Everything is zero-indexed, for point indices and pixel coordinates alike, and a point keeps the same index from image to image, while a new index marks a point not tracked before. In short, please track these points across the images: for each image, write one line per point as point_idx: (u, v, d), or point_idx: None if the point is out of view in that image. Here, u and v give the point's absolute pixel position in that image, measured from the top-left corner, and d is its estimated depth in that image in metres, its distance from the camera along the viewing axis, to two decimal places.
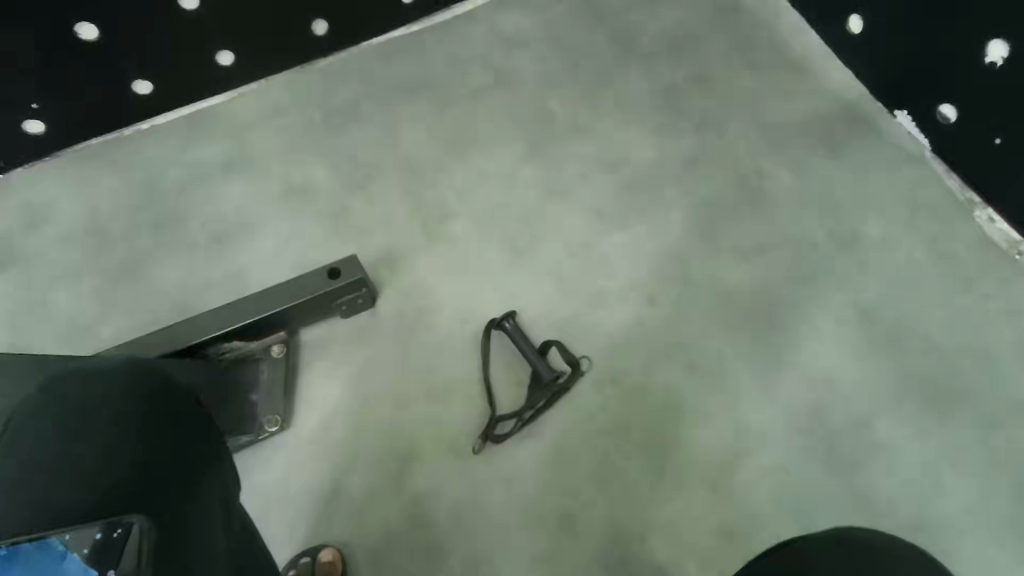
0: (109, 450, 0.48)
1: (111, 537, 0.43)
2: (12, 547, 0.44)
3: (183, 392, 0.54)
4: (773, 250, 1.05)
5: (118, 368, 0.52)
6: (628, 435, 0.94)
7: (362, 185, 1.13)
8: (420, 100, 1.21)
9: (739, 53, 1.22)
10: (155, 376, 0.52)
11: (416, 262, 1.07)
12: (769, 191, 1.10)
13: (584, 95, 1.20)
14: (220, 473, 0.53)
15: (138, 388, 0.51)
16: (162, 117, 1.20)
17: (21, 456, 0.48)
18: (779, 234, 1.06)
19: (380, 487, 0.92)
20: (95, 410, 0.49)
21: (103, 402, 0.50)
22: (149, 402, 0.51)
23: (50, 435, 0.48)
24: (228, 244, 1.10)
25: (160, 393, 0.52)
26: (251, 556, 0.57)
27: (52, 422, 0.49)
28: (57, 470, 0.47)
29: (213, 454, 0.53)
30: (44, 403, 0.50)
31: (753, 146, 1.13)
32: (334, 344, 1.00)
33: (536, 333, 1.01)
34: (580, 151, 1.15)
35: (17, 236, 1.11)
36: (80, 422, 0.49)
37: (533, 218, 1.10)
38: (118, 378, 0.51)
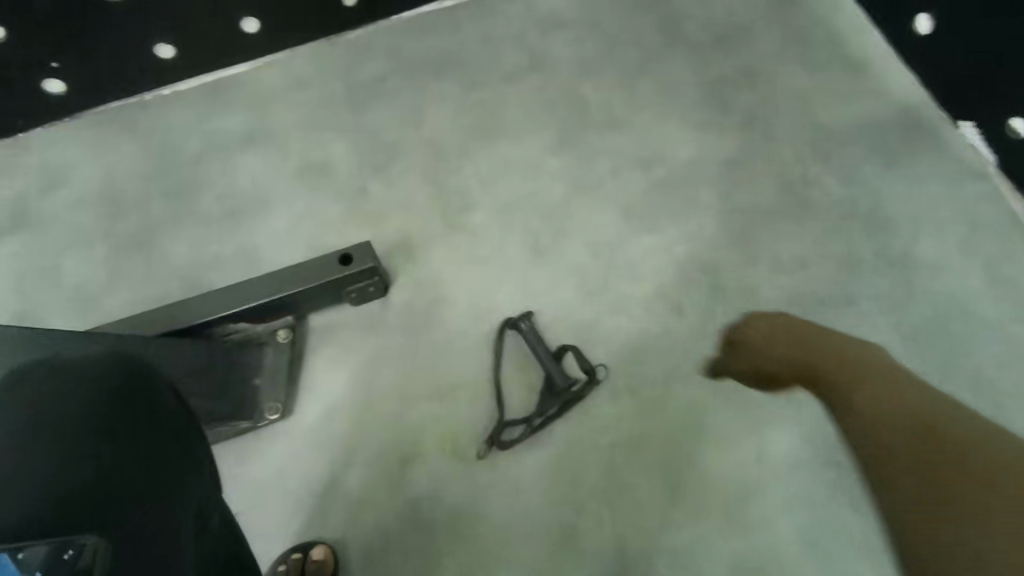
0: (71, 448, 0.43)
1: (61, 559, 0.39)
2: None
3: (165, 380, 0.50)
4: (814, 265, 0.98)
5: (93, 358, 0.48)
6: (643, 452, 0.89)
7: (381, 166, 1.08)
8: (448, 81, 1.15)
9: (792, 48, 1.13)
10: (133, 363, 0.49)
11: (432, 251, 1.02)
12: (814, 201, 1.02)
13: (621, 85, 1.13)
14: (199, 470, 0.49)
15: (110, 378, 0.47)
16: (184, 83, 1.17)
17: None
18: (820, 248, 0.99)
19: (379, 485, 0.88)
20: (61, 404, 0.45)
21: (72, 391, 0.46)
22: (122, 393, 0.47)
23: (6, 428, 0.44)
24: (241, 219, 1.06)
25: (135, 383, 0.48)
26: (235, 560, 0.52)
27: (10, 412, 0.44)
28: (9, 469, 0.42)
29: (192, 451, 0.49)
30: (3, 392, 0.46)
31: (799, 149, 1.06)
32: (341, 332, 0.97)
33: (553, 334, 0.96)
34: (613, 145, 1.09)
35: (32, 199, 1.09)
36: (43, 411, 0.44)
37: (557, 213, 1.04)
38: (90, 365, 0.47)
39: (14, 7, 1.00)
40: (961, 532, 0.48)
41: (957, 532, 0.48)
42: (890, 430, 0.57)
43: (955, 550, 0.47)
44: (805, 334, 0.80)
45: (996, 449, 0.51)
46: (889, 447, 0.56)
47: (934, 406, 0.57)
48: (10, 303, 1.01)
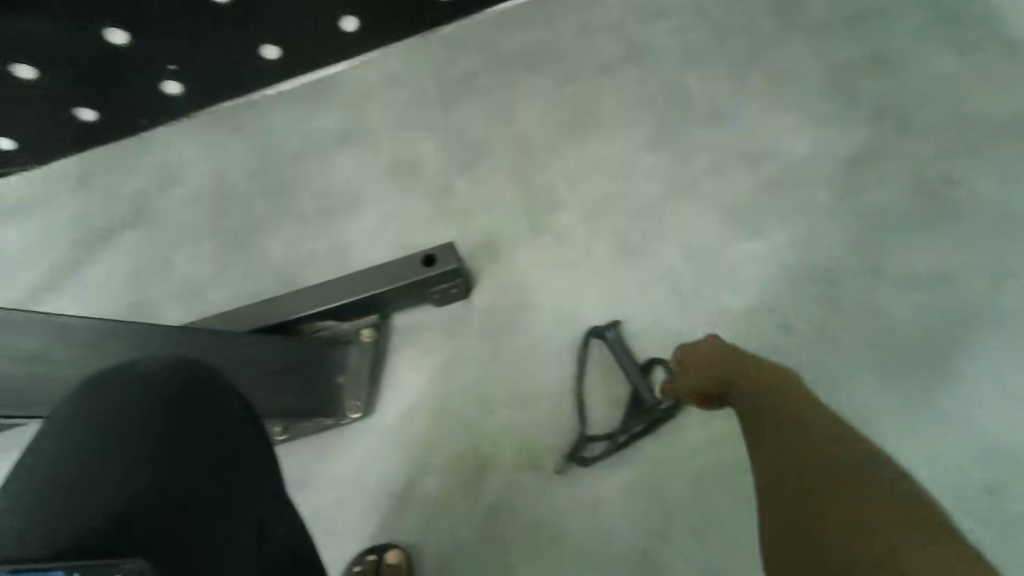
0: (131, 469, 0.44)
1: None
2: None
3: (228, 386, 0.51)
4: (956, 281, 0.85)
5: (160, 379, 0.49)
6: (740, 481, 0.81)
7: (469, 164, 1.06)
8: (541, 75, 1.11)
9: (939, 26, 0.99)
10: (198, 384, 0.50)
11: (517, 252, 0.98)
12: (959, 203, 0.88)
13: (728, 75, 1.04)
14: (259, 474, 0.49)
15: (175, 386, 0.49)
16: (288, 83, 1.21)
17: (43, 456, 0.45)
18: (964, 258, 0.86)
19: (455, 492, 0.86)
20: (126, 425, 0.46)
21: (138, 398, 0.48)
22: (184, 400, 0.49)
23: (76, 434, 0.46)
24: (333, 217, 1.08)
25: (197, 390, 0.50)
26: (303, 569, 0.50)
27: (81, 417, 0.47)
28: (76, 474, 0.44)
29: (252, 458, 0.49)
30: (79, 399, 0.48)
31: (943, 144, 0.92)
32: (424, 333, 0.96)
33: (641, 345, 0.90)
34: (717, 141, 1.00)
35: (151, 195, 1.17)
36: (111, 417, 0.47)
37: (652, 215, 0.97)
38: (157, 374, 0.50)
39: (134, 17, 1.02)
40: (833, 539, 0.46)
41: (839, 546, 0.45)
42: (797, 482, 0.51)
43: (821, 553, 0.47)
44: (748, 382, 0.67)
45: (818, 415, 0.58)
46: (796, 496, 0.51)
47: (847, 445, 0.53)
48: (128, 293, 1.09)
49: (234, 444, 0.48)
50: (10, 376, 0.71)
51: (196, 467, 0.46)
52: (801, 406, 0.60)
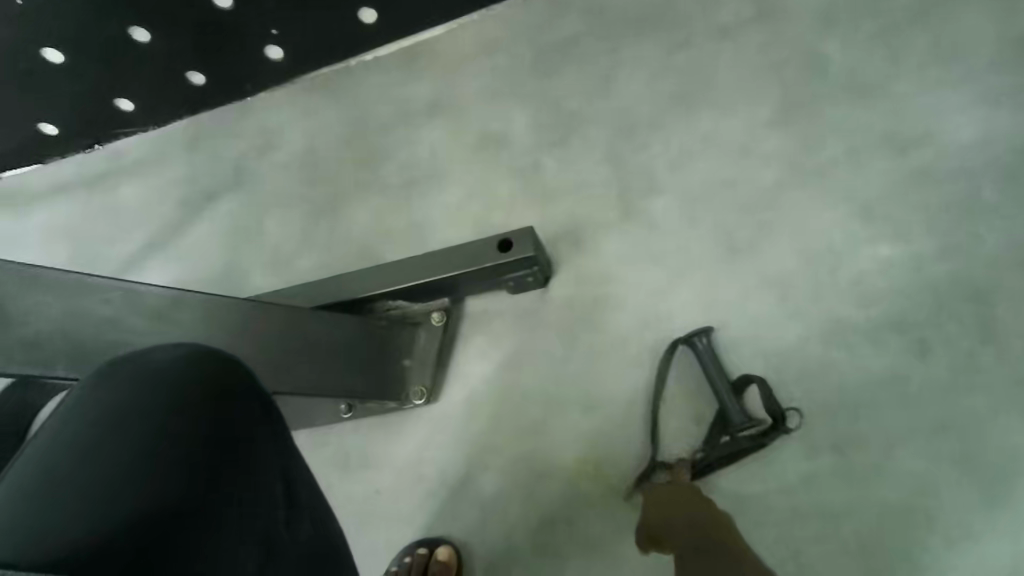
0: (137, 462, 0.42)
1: None
2: None
3: (243, 376, 0.49)
4: None
5: (177, 371, 0.47)
6: (837, 530, 0.69)
7: (560, 140, 0.98)
8: (650, 39, 0.99)
9: None
10: (215, 378, 0.48)
11: (603, 241, 0.89)
12: None
13: (877, 42, 0.87)
14: (271, 469, 0.47)
15: (184, 376, 0.47)
16: (385, 48, 1.17)
17: (37, 448, 0.42)
18: None
19: (512, 495, 0.81)
20: (138, 416, 0.44)
21: (146, 388, 0.46)
22: (195, 391, 0.46)
23: (77, 425, 0.43)
24: (417, 191, 1.04)
25: (210, 380, 0.47)
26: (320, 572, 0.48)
27: (83, 408, 0.45)
28: (73, 467, 0.41)
29: (267, 463, 0.47)
30: (92, 389, 0.46)
31: None
32: (495, 321, 0.90)
33: (735, 358, 0.78)
34: (854, 121, 0.84)
35: (251, 159, 1.19)
36: (115, 408, 0.44)
37: (761, 207, 0.84)
38: (167, 364, 0.48)
39: None
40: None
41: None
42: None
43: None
44: None
45: None
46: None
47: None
48: (223, 254, 1.13)
49: (245, 439, 0.46)
50: (86, 341, 0.73)
51: (205, 462, 0.43)
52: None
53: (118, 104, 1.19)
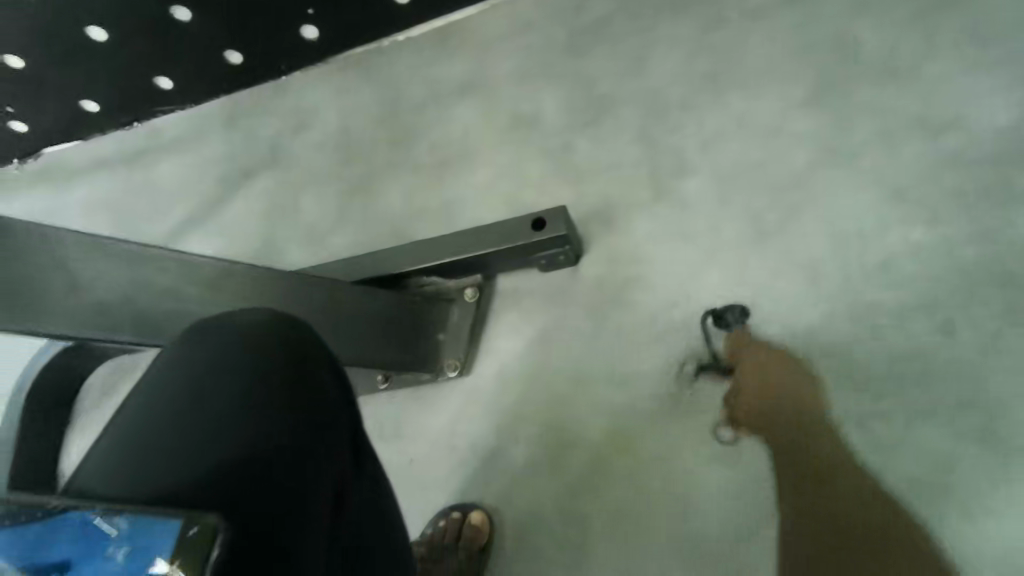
0: (225, 418, 0.44)
1: (186, 536, 0.35)
2: (95, 513, 0.37)
3: (318, 349, 0.52)
4: None
5: (260, 336, 0.50)
6: (862, 503, 0.70)
7: (592, 120, 0.99)
8: (682, 21, 1.00)
9: None
10: (294, 344, 0.50)
11: (632, 221, 0.91)
12: None
13: (911, 26, 0.87)
14: (341, 434, 0.49)
15: (266, 340, 0.50)
16: (418, 30, 1.20)
17: (137, 402, 0.46)
18: None
19: (543, 465, 0.84)
20: (225, 376, 0.47)
21: (233, 351, 0.49)
22: (275, 354, 0.49)
23: (171, 383, 0.47)
24: (449, 169, 1.07)
25: (289, 346, 0.50)
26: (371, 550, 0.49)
27: (177, 367, 0.48)
28: (168, 421, 0.44)
29: (337, 426, 0.49)
30: (185, 348, 0.49)
31: None
32: (527, 298, 0.93)
33: (759, 336, 0.81)
34: (885, 105, 0.85)
35: (286, 137, 1.23)
36: (203, 370, 0.47)
37: (790, 190, 0.85)
38: (250, 327, 0.51)
39: None
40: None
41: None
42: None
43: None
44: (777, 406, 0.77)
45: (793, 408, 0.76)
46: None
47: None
48: (259, 230, 1.17)
49: (318, 402, 0.49)
50: (149, 309, 0.76)
51: (285, 422, 0.46)
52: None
53: (157, 81, 1.22)
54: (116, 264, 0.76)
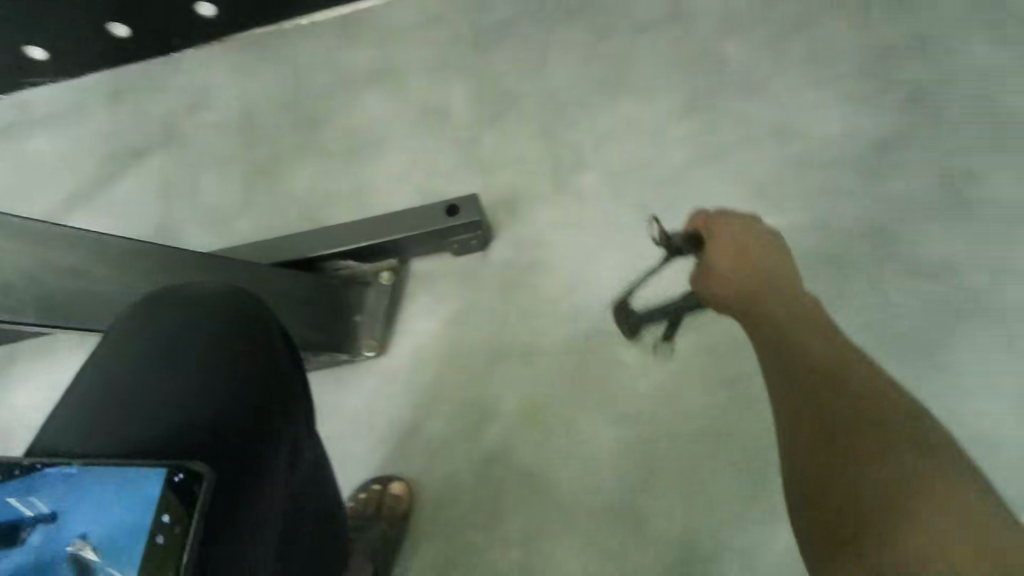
0: (193, 382, 0.49)
1: (174, 481, 0.41)
2: (81, 469, 0.42)
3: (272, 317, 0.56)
4: (981, 253, 0.87)
5: (219, 305, 0.54)
6: (728, 448, 0.84)
7: (498, 114, 1.06)
8: (578, 28, 1.09)
9: None
10: (251, 313, 0.54)
11: (537, 209, 1.00)
12: (983, 182, 0.90)
13: (767, 48, 1.03)
14: (297, 394, 0.54)
15: (224, 310, 0.54)
16: (322, 14, 1.20)
17: (103, 370, 0.50)
18: (984, 240, 0.87)
19: (458, 435, 0.91)
20: (189, 344, 0.51)
21: (193, 321, 0.52)
22: (234, 322, 0.53)
23: (137, 351, 0.51)
24: (358, 156, 1.09)
25: (246, 314, 0.54)
26: (313, 497, 0.56)
27: (140, 335, 0.51)
28: (139, 386, 0.48)
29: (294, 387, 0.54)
30: (145, 318, 0.53)
31: (991, 108, 0.93)
32: (440, 281, 0.98)
33: (647, 309, 0.91)
34: (747, 115, 0.99)
35: (180, 117, 1.18)
36: (167, 339, 0.51)
37: (672, 185, 0.98)
38: (207, 298, 0.54)
39: None
40: (840, 475, 0.43)
41: (815, 476, 0.44)
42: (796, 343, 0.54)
43: (835, 523, 0.42)
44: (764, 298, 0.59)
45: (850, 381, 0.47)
46: (806, 375, 0.50)
47: (840, 361, 0.50)
48: (153, 213, 1.12)
49: (277, 365, 0.53)
50: (56, 286, 0.80)
51: (248, 383, 0.50)
52: (794, 322, 0.56)
53: (29, 51, 1.15)
54: (5, 237, 0.78)
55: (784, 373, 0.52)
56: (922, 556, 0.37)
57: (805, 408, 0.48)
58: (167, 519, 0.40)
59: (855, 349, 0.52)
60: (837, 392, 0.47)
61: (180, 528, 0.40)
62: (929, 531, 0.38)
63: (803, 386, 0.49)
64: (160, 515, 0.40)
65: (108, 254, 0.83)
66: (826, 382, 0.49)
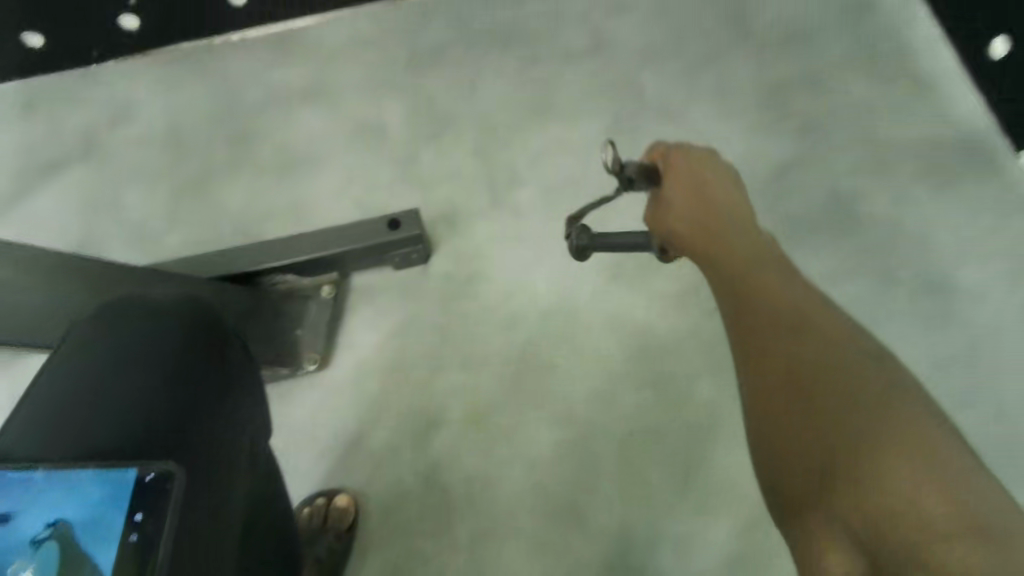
0: (155, 387, 0.53)
1: (145, 482, 0.47)
2: (46, 474, 0.47)
3: (226, 320, 0.59)
4: (870, 260, 0.96)
5: (175, 312, 0.57)
6: (657, 444, 0.90)
7: (435, 133, 1.10)
8: (507, 53, 1.14)
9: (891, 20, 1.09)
10: (206, 319, 0.58)
11: (474, 224, 1.04)
12: (867, 198, 0.99)
13: (679, 78, 1.10)
14: (253, 394, 0.59)
15: (179, 317, 0.57)
16: (252, 31, 1.19)
17: (67, 377, 0.54)
18: (872, 250, 0.97)
19: (403, 445, 0.92)
20: (148, 351, 0.55)
21: (151, 329, 0.56)
22: (190, 328, 0.57)
23: (99, 359, 0.54)
24: (294, 173, 1.10)
25: (202, 319, 0.58)
26: (271, 484, 0.62)
27: (100, 344, 0.55)
28: (103, 392, 0.52)
29: (250, 387, 0.58)
30: (105, 326, 0.56)
31: (877, 129, 1.03)
32: (381, 294, 1.00)
33: (581, 318, 0.97)
34: (664, 137, 1.07)
35: (102, 132, 1.15)
36: (126, 346, 0.55)
37: (599, 202, 1.04)
38: (164, 306, 0.58)
39: None
40: (826, 439, 0.41)
41: (798, 440, 0.42)
42: (759, 297, 0.51)
43: (828, 490, 0.40)
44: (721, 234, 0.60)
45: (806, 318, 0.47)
46: (774, 331, 0.47)
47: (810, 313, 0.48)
48: (77, 231, 1.09)
49: (232, 368, 0.57)
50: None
51: (206, 386, 0.54)
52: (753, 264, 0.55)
53: None
54: None
55: (751, 323, 0.49)
56: (929, 542, 0.36)
57: (778, 366, 0.46)
58: (139, 517, 0.46)
59: (825, 298, 0.51)
60: (811, 350, 0.45)
61: (154, 524, 0.46)
62: (928, 499, 0.37)
63: (768, 345, 0.47)
64: (133, 513, 0.46)
65: (47, 268, 0.85)
66: (798, 339, 0.46)
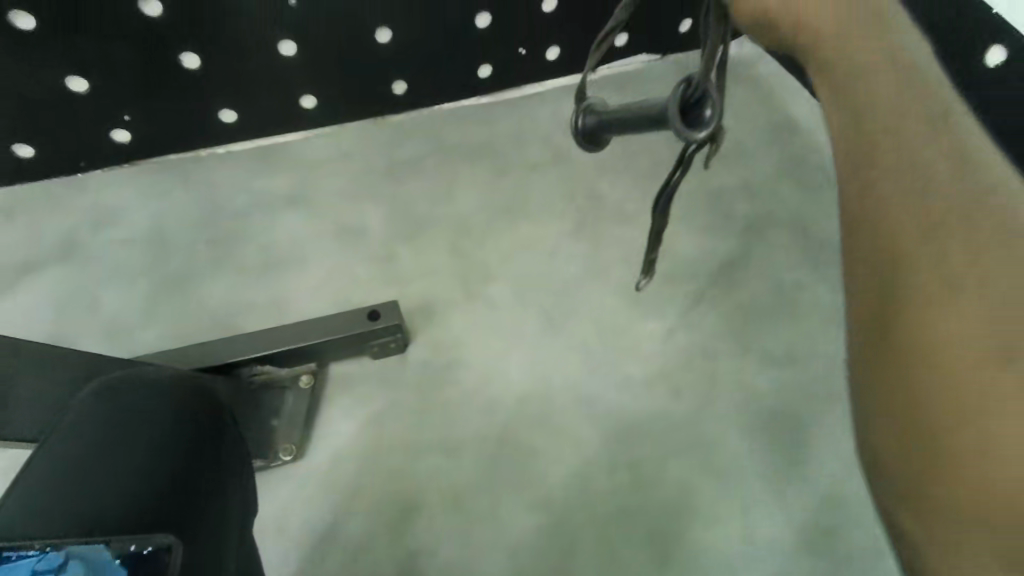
0: (147, 463, 0.55)
1: (144, 552, 0.50)
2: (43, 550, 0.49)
3: (217, 400, 0.64)
4: (817, 343, 1.04)
5: (170, 391, 0.61)
6: (634, 524, 0.91)
7: (412, 234, 1.18)
8: (477, 164, 1.26)
9: (815, 137, 1.24)
10: (201, 398, 0.62)
11: (450, 317, 1.09)
12: (807, 287, 1.09)
13: (634, 184, 1.22)
14: (240, 470, 0.62)
15: (173, 395, 0.61)
16: (238, 144, 1.28)
17: (59, 453, 0.56)
18: (818, 334, 1.05)
19: (380, 536, 0.91)
20: (142, 428, 0.58)
21: (146, 407, 0.59)
22: (185, 406, 0.61)
23: (92, 435, 0.57)
24: (277, 272, 1.14)
25: (197, 398, 0.62)
26: (256, 561, 0.64)
27: (92, 422, 0.58)
28: (97, 466, 0.55)
29: (238, 463, 0.62)
30: (99, 404, 0.59)
31: (811, 228, 1.15)
32: (358, 385, 1.02)
33: (555, 403, 1.01)
34: (622, 236, 1.17)
35: (85, 234, 1.19)
36: (120, 422, 0.58)
37: (567, 294, 1.11)
38: (159, 386, 0.62)
39: (103, 43, 1.09)
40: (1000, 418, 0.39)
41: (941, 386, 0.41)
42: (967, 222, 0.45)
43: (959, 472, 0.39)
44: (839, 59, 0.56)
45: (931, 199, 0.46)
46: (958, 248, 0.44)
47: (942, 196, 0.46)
48: (53, 327, 1.10)
49: (223, 444, 0.61)
50: None
51: (199, 461, 0.58)
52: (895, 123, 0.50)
53: None
54: None
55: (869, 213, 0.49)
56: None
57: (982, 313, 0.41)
58: None
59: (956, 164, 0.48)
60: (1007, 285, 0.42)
61: None
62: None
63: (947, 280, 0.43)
64: None
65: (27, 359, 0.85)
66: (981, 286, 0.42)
